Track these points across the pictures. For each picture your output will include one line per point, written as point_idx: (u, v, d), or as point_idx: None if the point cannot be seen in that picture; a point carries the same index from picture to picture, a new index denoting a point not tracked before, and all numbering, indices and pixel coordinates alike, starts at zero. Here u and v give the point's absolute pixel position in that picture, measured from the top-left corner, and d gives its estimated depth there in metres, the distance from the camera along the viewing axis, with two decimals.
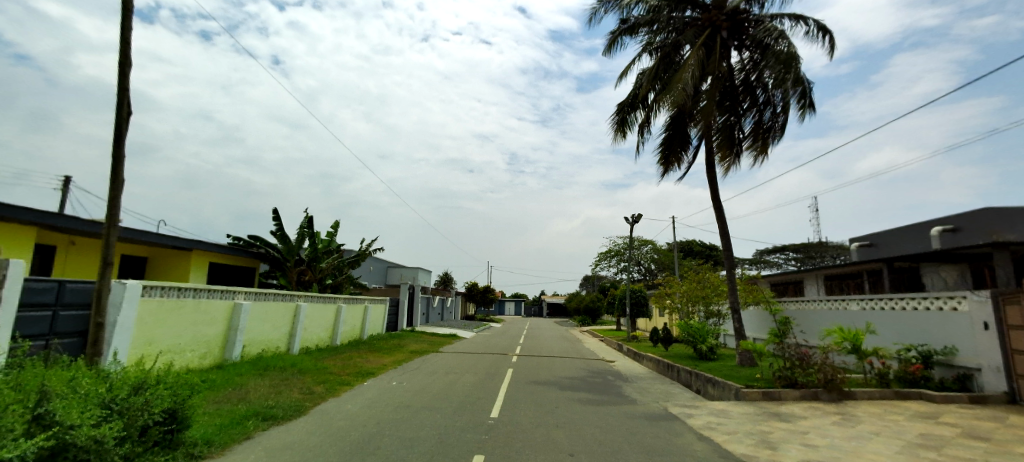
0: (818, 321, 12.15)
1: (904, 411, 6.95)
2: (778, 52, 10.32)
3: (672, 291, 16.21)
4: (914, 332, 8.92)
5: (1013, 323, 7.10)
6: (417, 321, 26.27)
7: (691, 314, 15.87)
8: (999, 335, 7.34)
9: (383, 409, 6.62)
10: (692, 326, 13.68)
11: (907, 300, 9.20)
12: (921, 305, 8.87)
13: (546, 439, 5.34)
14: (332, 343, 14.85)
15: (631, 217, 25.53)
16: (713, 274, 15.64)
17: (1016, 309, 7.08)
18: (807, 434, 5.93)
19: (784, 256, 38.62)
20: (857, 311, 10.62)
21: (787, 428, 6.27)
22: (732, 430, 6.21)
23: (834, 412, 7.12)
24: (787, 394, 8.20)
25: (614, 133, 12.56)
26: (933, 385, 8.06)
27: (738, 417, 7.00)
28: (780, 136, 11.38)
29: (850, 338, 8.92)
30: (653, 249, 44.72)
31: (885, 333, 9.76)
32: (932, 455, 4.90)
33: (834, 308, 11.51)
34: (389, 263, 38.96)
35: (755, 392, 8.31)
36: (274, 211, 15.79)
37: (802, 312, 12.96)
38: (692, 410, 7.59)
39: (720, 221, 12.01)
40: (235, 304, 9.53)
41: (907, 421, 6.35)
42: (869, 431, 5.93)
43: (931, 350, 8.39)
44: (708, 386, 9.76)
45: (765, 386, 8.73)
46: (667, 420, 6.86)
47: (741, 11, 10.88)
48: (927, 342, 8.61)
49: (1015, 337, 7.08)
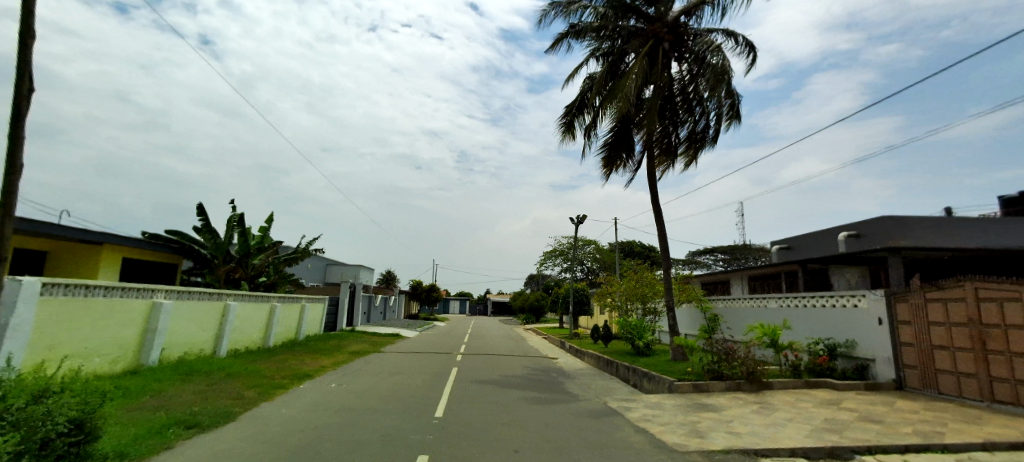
0: (743, 317, 13.15)
1: (812, 398, 7.72)
2: (713, 66, 10.95)
3: (613, 290, 16.98)
4: (823, 328, 9.91)
5: (903, 319, 8.17)
6: (357, 321, 25.34)
7: (629, 311, 16.61)
8: (890, 329, 8.38)
9: (323, 413, 6.35)
10: (630, 324, 14.37)
11: (817, 299, 10.21)
12: (827, 303, 9.91)
13: (490, 437, 5.36)
14: (264, 344, 13.98)
15: (576, 217, 26.16)
16: (651, 274, 16.42)
17: (905, 307, 8.15)
18: (732, 422, 6.41)
19: (713, 257, 41.46)
20: (776, 309, 11.63)
21: (714, 418, 6.75)
22: (666, 421, 6.58)
23: (754, 401, 7.78)
24: (715, 386, 8.84)
25: (561, 135, 12.94)
26: (837, 375, 9.01)
27: (672, 409, 7.46)
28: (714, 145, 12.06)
29: (769, 334, 9.74)
30: (596, 249, 46.14)
31: (798, 328, 10.76)
32: (835, 437, 5.48)
33: (755, 305, 12.55)
34: (328, 261, 37.56)
35: (686, 385, 8.86)
36: (199, 205, 14.64)
37: (729, 310, 13.95)
38: (630, 404, 7.96)
39: (660, 224, 12.66)
40: (153, 303, 8.74)
41: (815, 407, 7.06)
42: (784, 418, 6.54)
43: (836, 343, 9.39)
44: (644, 381, 10.28)
45: (696, 378, 9.34)
46: (608, 414, 7.10)
47: (681, 25, 11.51)
48: (833, 337, 9.61)
49: (903, 331, 8.16)
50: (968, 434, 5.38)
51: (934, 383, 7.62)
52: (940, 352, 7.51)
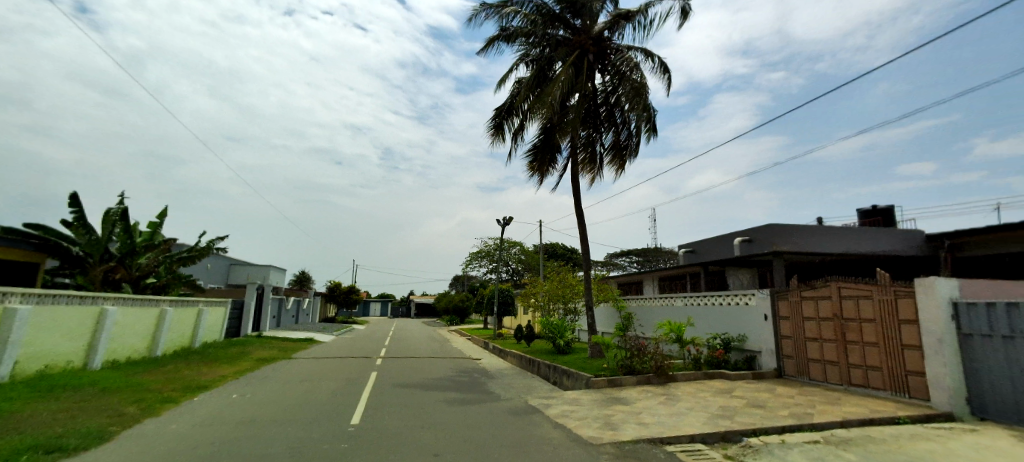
0: (653, 315, 14.14)
1: (710, 388, 8.49)
2: (633, 80, 11.64)
3: (537, 290, 17.40)
4: (721, 324, 10.95)
5: (783, 315, 9.28)
6: (266, 325, 23.41)
7: (552, 311, 17.11)
8: (774, 324, 9.48)
9: (222, 427, 5.76)
10: (552, 323, 14.79)
11: (716, 298, 11.26)
12: (724, 301, 10.96)
13: (409, 442, 5.21)
14: (151, 354, 12.39)
15: (502, 219, 26.40)
16: (572, 275, 17.06)
17: (785, 304, 9.27)
18: (641, 414, 6.85)
19: (628, 259, 44.06)
20: (682, 307, 12.64)
21: (625, 410, 7.17)
22: (582, 416, 6.86)
23: (661, 393, 8.37)
24: (627, 380, 9.38)
25: (490, 137, 13.01)
26: (730, 366, 9.99)
27: (588, 404, 7.80)
28: (633, 154, 12.81)
29: (675, 330, 10.55)
30: (521, 251, 46.96)
31: (700, 325, 11.79)
32: (727, 423, 6.08)
33: (664, 304, 13.54)
34: (232, 261, 34.31)
35: (602, 380, 9.30)
36: (70, 194, 12.63)
37: (641, 308, 14.92)
38: (549, 401, 8.18)
39: (581, 227, 13.18)
40: (4, 308, 7.37)
41: (712, 396, 7.77)
42: (686, 407, 7.12)
43: (731, 337, 10.43)
44: (564, 378, 10.64)
45: (611, 374, 9.85)
46: (527, 412, 7.24)
47: (605, 39, 12.09)
48: (728, 332, 10.65)
49: (784, 325, 9.26)
50: (830, 413, 6.24)
51: (806, 370, 8.73)
52: (811, 343, 8.62)
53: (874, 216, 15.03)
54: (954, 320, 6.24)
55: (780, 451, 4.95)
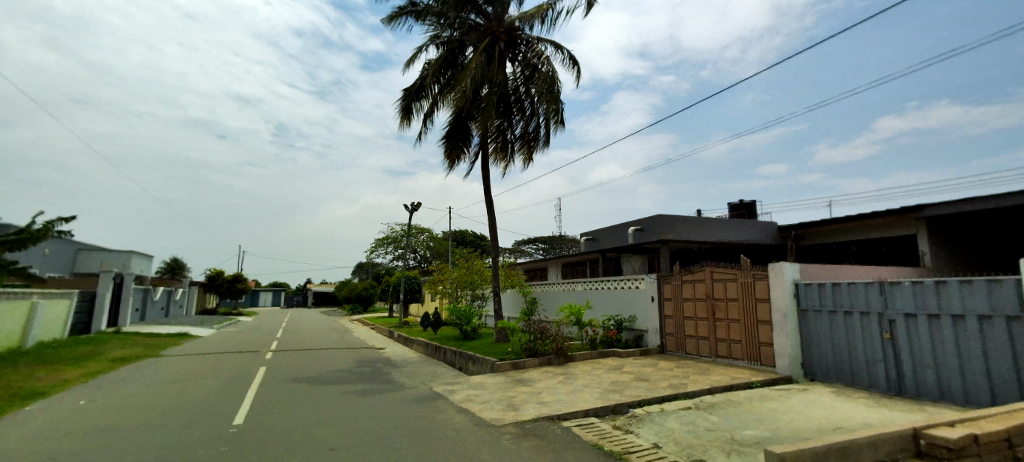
0: (556, 300, 14.86)
1: (604, 366, 9.17)
2: (542, 72, 11.89)
3: (445, 277, 17.28)
4: (615, 306, 11.87)
5: (667, 296, 10.32)
6: (127, 320, 20.21)
7: (459, 298, 17.11)
8: (659, 305, 10.50)
9: (62, 440, 4.86)
10: (459, 310, 14.80)
11: (611, 282, 12.15)
12: (618, 285, 11.87)
13: (302, 439, 4.88)
14: None
15: (411, 205, 25.71)
16: (480, 261, 17.20)
17: (669, 287, 10.30)
18: (541, 394, 7.17)
19: (534, 246, 45.67)
20: (581, 291, 13.45)
21: (527, 391, 7.45)
22: (486, 399, 6.98)
23: (560, 373, 8.83)
24: (530, 362, 9.75)
25: (398, 119, 12.47)
26: (622, 345, 10.89)
27: (492, 387, 7.96)
28: (542, 145, 13.13)
29: (575, 313, 11.20)
30: (429, 238, 46.15)
31: (597, 307, 12.67)
32: (617, 396, 6.61)
33: (566, 288, 14.28)
34: (80, 245, 28.97)
35: (506, 363, 9.55)
36: None
37: (545, 293, 15.59)
38: (454, 387, 8.20)
39: (491, 215, 13.27)
40: None
41: (605, 373, 8.40)
42: (582, 385, 7.60)
43: (623, 319, 11.36)
44: (469, 363, 10.75)
45: (515, 357, 10.16)
46: (431, 399, 7.19)
47: (516, 29, 12.17)
48: (621, 313, 11.59)
49: (667, 306, 10.30)
50: (701, 382, 7.11)
51: (683, 346, 9.84)
52: (688, 321, 9.71)
53: (740, 210, 17.27)
54: (795, 298, 7.42)
55: (660, 418, 5.53)
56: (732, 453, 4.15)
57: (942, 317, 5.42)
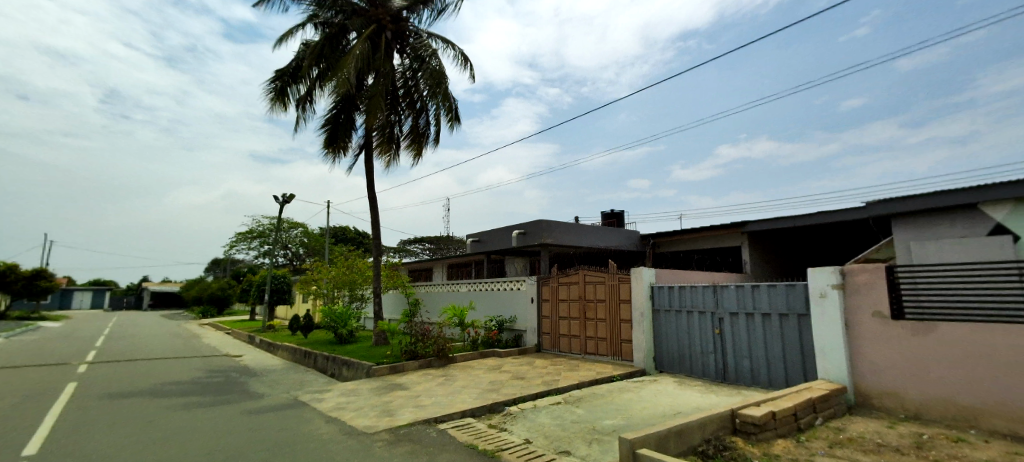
0: (439, 301, 14.75)
1: (483, 366, 9.34)
2: (431, 67, 11.59)
3: (320, 276, 16.02)
4: (497, 307, 12.20)
5: (545, 297, 10.92)
6: None
7: (335, 299, 15.99)
8: (538, 306, 11.06)
9: None
10: (335, 312, 13.82)
11: (495, 284, 12.46)
12: (500, 286, 12.21)
13: None
14: None
15: (282, 198, 23.25)
16: (361, 261, 16.30)
17: (547, 288, 10.91)
18: (419, 397, 7.04)
19: (420, 246, 44.80)
20: (465, 292, 13.55)
21: (404, 395, 7.25)
22: (358, 406, 6.62)
23: (440, 375, 8.77)
24: (409, 365, 9.49)
25: (269, 102, 11.26)
26: (502, 345, 11.22)
27: (366, 393, 7.58)
28: (431, 142, 12.84)
29: (458, 314, 11.22)
30: (303, 233, 42.32)
31: (480, 308, 12.90)
32: (494, 395, 6.79)
33: (450, 289, 14.25)
34: None
35: (383, 367, 9.17)
36: None
37: (428, 294, 15.37)
38: (323, 395, 7.62)
39: (374, 212, 12.64)
40: None
41: (484, 373, 8.56)
42: (460, 386, 7.64)
43: (504, 319, 11.71)
44: (343, 369, 10.09)
45: (393, 360, 9.81)
46: (296, 409, 6.58)
47: (404, 20, 11.73)
48: (503, 314, 11.95)
49: (545, 307, 10.90)
50: (571, 378, 7.66)
51: (557, 344, 10.50)
52: (562, 321, 10.38)
53: (612, 218, 19.00)
54: (650, 299, 8.39)
55: (532, 414, 5.81)
56: (593, 442, 4.54)
57: (756, 316, 6.63)
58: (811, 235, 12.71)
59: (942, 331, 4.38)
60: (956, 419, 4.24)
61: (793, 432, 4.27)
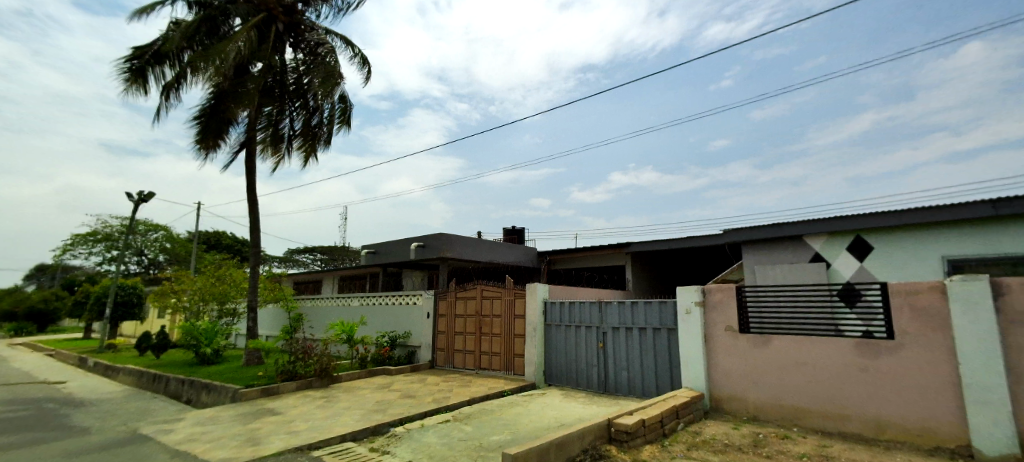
0: (326, 315, 13.70)
1: (371, 385, 8.82)
2: (326, 64, 10.81)
3: (183, 288, 13.97)
4: (390, 322, 11.71)
5: (441, 312, 10.74)
6: None
7: (200, 313, 14.01)
8: (433, 321, 10.84)
9: None
10: (198, 328, 12.09)
11: (389, 297, 11.95)
12: (395, 301, 11.75)
13: None
14: None
15: (141, 195, 20.07)
16: (235, 270, 14.56)
17: (444, 303, 10.75)
18: (293, 422, 6.39)
19: (311, 256, 41.47)
20: (356, 307, 12.79)
21: (275, 421, 6.53)
22: (216, 437, 5.79)
23: (320, 396, 8.07)
24: (285, 387, 8.60)
25: (125, 83, 9.75)
26: (393, 362, 10.73)
27: (228, 421, 6.68)
28: (324, 144, 11.97)
29: (346, 330, 10.51)
30: (166, 237, 36.68)
31: (372, 323, 12.26)
32: (379, 416, 6.43)
33: (339, 303, 13.34)
34: None
35: (253, 390, 8.19)
36: None
37: (314, 309, 14.21)
38: (172, 425, 6.55)
39: (253, 216, 11.41)
40: None
41: (371, 393, 8.09)
42: (343, 408, 7.11)
43: (397, 335, 11.25)
44: (203, 394, 8.82)
45: (266, 382, 8.81)
46: (133, 444, 5.55)
47: (299, 12, 10.92)
48: (396, 330, 11.48)
49: (441, 322, 10.71)
50: (462, 395, 7.57)
51: (451, 360, 10.35)
52: (457, 336, 10.28)
53: (513, 235, 19.47)
54: (543, 315, 8.69)
55: (418, 434, 5.61)
56: (477, 460, 4.50)
57: (634, 330, 7.20)
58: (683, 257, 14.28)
59: (777, 343, 5.17)
60: (785, 418, 4.99)
61: (659, 437, 4.68)
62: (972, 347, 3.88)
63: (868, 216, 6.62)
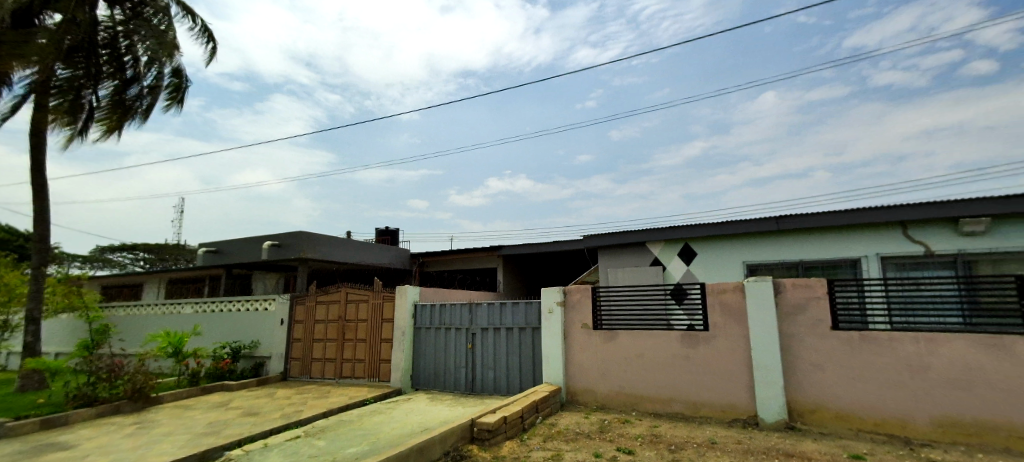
0: (146, 326, 11.43)
1: (203, 404, 7.57)
2: (154, 30, 9.00)
3: None
4: (233, 331, 10.26)
5: (297, 319, 9.76)
6: None
7: None
8: (288, 328, 9.79)
9: None
10: None
11: (233, 303, 10.47)
12: (240, 306, 10.34)
13: None
14: None
15: None
16: (8, 271, 11.29)
17: (301, 308, 9.79)
18: (86, 458, 5.13)
19: (130, 255, 34.27)
20: (188, 314, 10.92)
21: (59, 459, 5.17)
22: None
23: (131, 423, 6.65)
24: (78, 416, 6.89)
25: None
26: (234, 376, 9.39)
27: None
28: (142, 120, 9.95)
29: (173, 342, 8.90)
30: None
31: (209, 333, 10.60)
32: (211, 440, 5.53)
33: (166, 311, 11.25)
34: None
35: (27, 423, 6.39)
36: None
37: (129, 318, 11.75)
38: None
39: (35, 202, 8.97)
40: None
41: (202, 413, 6.93)
42: (161, 433, 5.95)
43: (241, 345, 9.90)
44: None
45: (49, 412, 6.95)
46: None
47: None
48: (240, 339, 10.11)
49: (296, 329, 9.73)
50: (317, 407, 6.93)
51: (307, 370, 9.44)
52: (315, 344, 9.43)
53: (385, 235, 18.65)
54: (412, 318, 8.44)
55: (261, 455, 4.95)
56: None
57: (501, 330, 7.39)
58: (550, 261, 15.22)
59: (623, 337, 5.79)
60: (625, 405, 5.61)
61: (518, 432, 4.86)
62: (760, 335, 4.83)
63: (696, 227, 7.83)
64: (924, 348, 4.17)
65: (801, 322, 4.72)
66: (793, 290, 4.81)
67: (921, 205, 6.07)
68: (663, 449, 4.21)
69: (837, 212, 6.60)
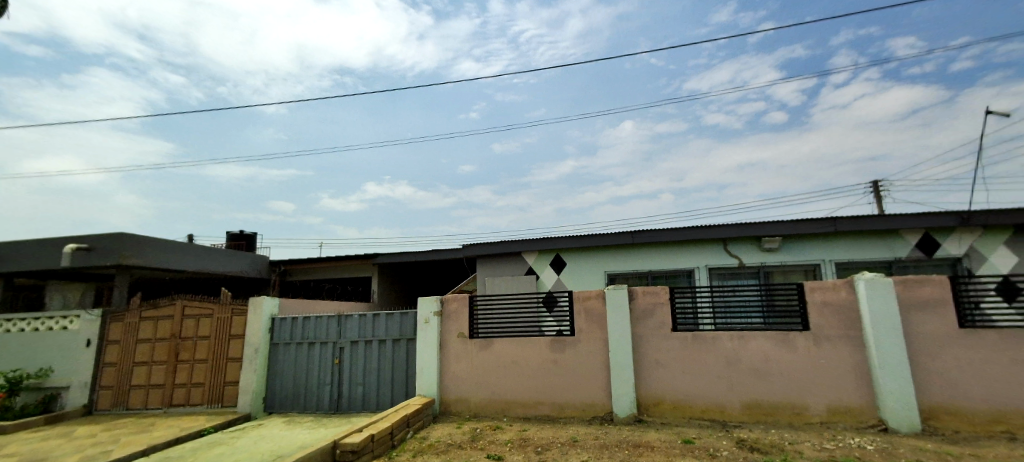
0: None
1: None
2: None
3: None
4: (14, 358, 8.09)
5: (111, 338, 8.03)
6: None
7: None
8: (97, 350, 8.00)
9: None
10: None
11: (16, 322, 8.27)
12: (28, 326, 8.22)
13: None
14: None
15: None
16: None
17: (118, 326, 8.09)
18: None
19: None
20: None
21: None
22: None
23: None
24: None
25: None
26: (10, 415, 7.31)
27: None
28: None
29: None
30: None
31: None
32: None
33: None
34: None
35: None
36: None
37: None
38: None
39: None
40: None
41: None
42: None
43: (24, 374, 7.80)
44: None
45: None
46: None
47: None
48: (24, 367, 7.99)
49: (110, 351, 7.99)
50: (135, 443, 5.71)
51: (123, 400, 7.77)
52: (137, 368, 7.83)
53: (238, 240, 16.40)
54: (268, 333, 7.52)
55: None
56: None
57: (373, 343, 6.99)
58: (427, 270, 14.93)
59: (496, 345, 5.91)
60: (497, 412, 5.72)
61: (386, 450, 4.61)
62: (617, 338, 5.34)
63: (566, 239, 8.40)
64: (737, 344, 5.04)
65: (648, 326, 5.35)
66: (643, 297, 5.43)
67: (737, 226, 7.38)
68: (530, 451, 4.38)
69: (679, 229, 7.66)
